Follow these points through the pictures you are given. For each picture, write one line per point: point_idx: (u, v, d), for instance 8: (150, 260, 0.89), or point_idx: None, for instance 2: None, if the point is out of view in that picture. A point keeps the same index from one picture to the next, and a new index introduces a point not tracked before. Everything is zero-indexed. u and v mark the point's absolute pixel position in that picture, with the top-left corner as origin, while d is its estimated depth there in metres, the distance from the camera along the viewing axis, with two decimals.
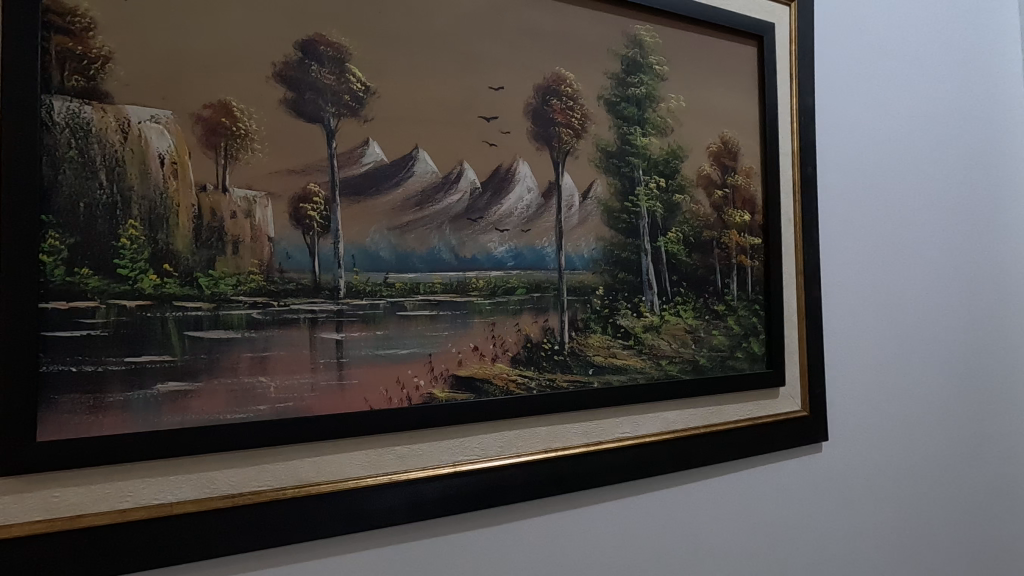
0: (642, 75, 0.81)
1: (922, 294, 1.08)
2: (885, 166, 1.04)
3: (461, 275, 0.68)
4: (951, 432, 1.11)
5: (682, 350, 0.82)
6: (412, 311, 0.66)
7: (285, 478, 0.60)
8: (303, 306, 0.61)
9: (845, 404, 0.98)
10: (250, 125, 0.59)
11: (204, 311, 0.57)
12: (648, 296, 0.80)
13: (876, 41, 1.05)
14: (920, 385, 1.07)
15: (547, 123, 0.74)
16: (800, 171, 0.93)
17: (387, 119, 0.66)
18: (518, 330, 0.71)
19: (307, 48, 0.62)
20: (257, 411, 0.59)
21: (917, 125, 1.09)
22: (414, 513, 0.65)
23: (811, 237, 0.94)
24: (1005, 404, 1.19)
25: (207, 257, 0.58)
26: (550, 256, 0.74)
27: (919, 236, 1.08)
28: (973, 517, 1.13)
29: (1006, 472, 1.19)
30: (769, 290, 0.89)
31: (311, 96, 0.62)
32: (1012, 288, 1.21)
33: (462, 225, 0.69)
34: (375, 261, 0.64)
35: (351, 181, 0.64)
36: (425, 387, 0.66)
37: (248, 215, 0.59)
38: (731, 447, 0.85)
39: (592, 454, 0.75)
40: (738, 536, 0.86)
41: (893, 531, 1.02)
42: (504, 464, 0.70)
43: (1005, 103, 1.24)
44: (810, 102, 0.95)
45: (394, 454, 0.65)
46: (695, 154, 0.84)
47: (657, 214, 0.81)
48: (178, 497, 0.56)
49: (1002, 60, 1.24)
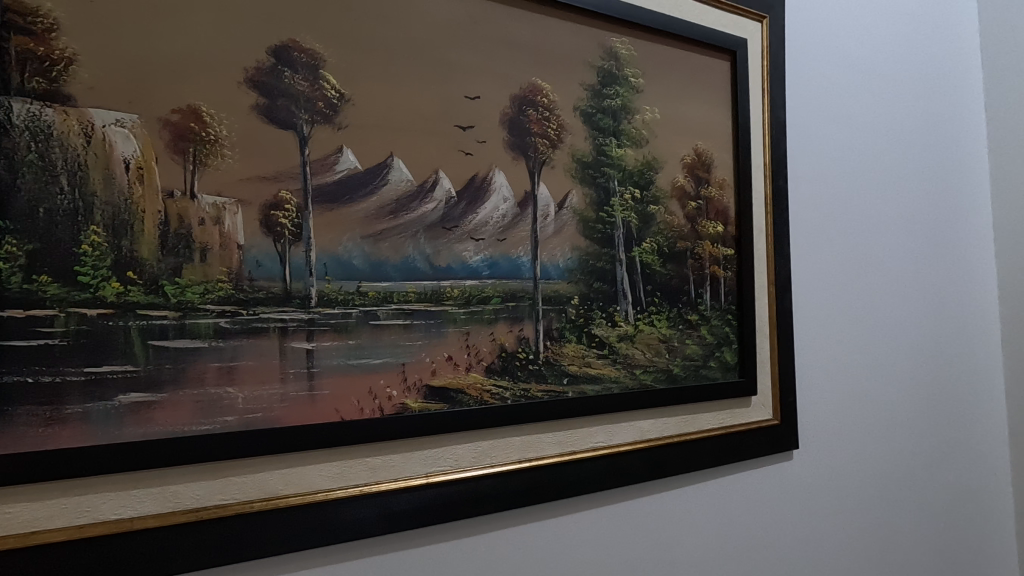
0: (617, 86, 0.82)
1: (889, 305, 1.10)
2: (854, 179, 1.07)
3: (435, 284, 0.68)
4: (917, 440, 1.13)
5: (656, 359, 0.83)
6: (385, 320, 0.65)
7: (252, 491, 0.59)
8: (273, 315, 0.60)
9: (815, 412, 1.00)
10: (220, 131, 0.58)
11: (169, 320, 0.56)
12: (623, 305, 0.80)
13: (846, 59, 1.08)
14: (887, 393, 1.09)
15: (523, 133, 0.74)
16: (772, 184, 0.95)
17: (361, 127, 0.65)
18: (493, 339, 0.71)
19: (280, 53, 0.61)
20: (224, 423, 0.57)
21: (885, 139, 1.12)
22: (386, 525, 0.64)
23: (782, 248, 0.96)
24: (968, 411, 1.22)
25: (174, 264, 0.56)
26: (525, 266, 0.74)
27: (887, 248, 1.11)
28: (938, 523, 1.16)
29: (969, 478, 1.22)
30: (742, 300, 0.90)
31: (284, 102, 0.61)
32: (974, 298, 1.25)
33: (437, 234, 0.68)
34: (348, 270, 0.64)
35: (325, 189, 0.63)
36: (397, 397, 0.65)
37: (217, 222, 0.58)
38: (703, 455, 0.86)
39: (566, 464, 0.75)
40: (711, 544, 0.87)
41: (861, 536, 1.04)
42: (477, 475, 0.69)
43: (967, 119, 1.28)
44: (781, 116, 0.97)
45: (365, 465, 0.64)
46: (670, 166, 0.86)
47: (631, 224, 0.82)
48: (139, 512, 0.54)
49: (964, 79, 1.28)
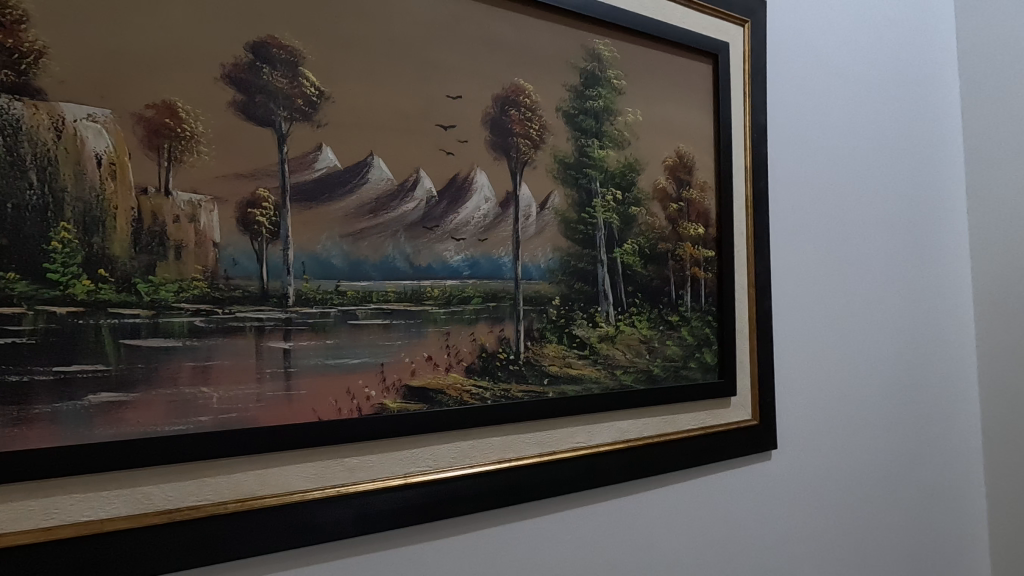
0: (600, 88, 0.82)
1: (867, 306, 1.12)
2: (832, 182, 1.09)
3: (415, 284, 0.68)
4: (892, 440, 1.15)
5: (637, 360, 0.83)
6: (364, 319, 0.65)
7: (226, 492, 0.58)
8: (249, 314, 0.59)
9: (793, 413, 1.01)
10: (196, 127, 0.58)
11: (142, 318, 0.55)
12: (604, 306, 0.81)
13: (826, 64, 1.09)
14: (864, 394, 1.11)
15: (504, 133, 0.74)
16: (753, 186, 0.96)
17: (341, 125, 0.65)
18: (473, 339, 0.71)
19: (259, 50, 0.61)
20: (198, 423, 0.57)
21: (864, 144, 1.14)
22: (363, 526, 0.64)
23: (762, 251, 0.97)
24: (942, 411, 1.25)
25: (147, 262, 0.55)
26: (506, 266, 0.74)
27: (865, 251, 1.13)
28: (913, 522, 1.18)
29: (943, 478, 1.24)
30: (721, 301, 0.91)
31: (263, 99, 0.61)
32: (948, 300, 1.28)
33: (417, 233, 0.68)
34: (327, 269, 0.63)
35: (303, 187, 0.62)
36: (376, 397, 0.65)
37: (192, 220, 0.57)
38: (683, 455, 0.87)
39: (545, 464, 0.75)
40: (689, 543, 0.88)
41: (837, 534, 1.06)
42: (456, 475, 0.69)
43: (944, 125, 1.30)
44: (762, 120, 0.98)
45: (343, 466, 0.64)
46: (652, 168, 0.86)
47: (613, 226, 0.82)
48: (110, 513, 0.54)
49: (942, 86, 1.31)
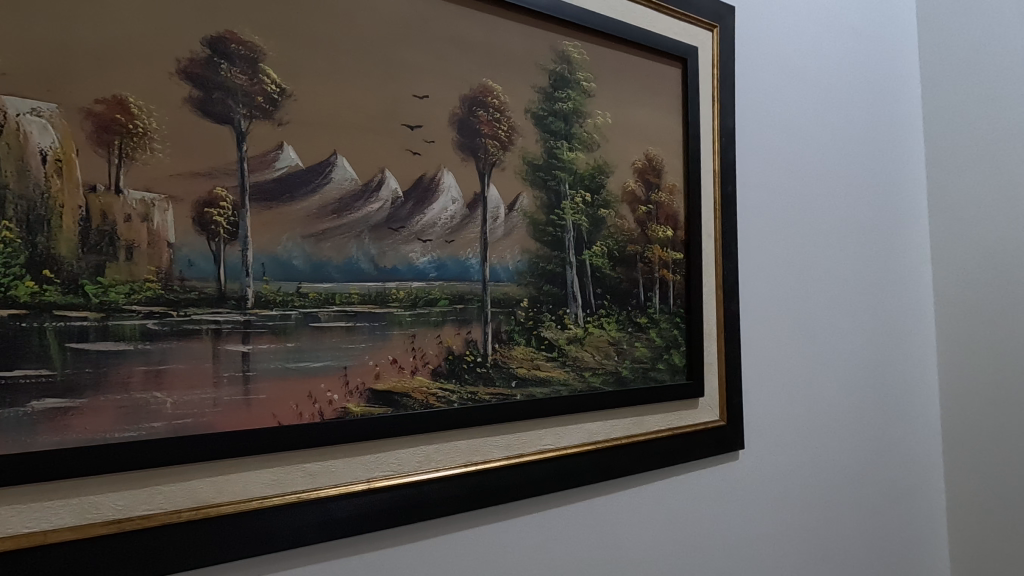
0: (569, 90, 0.82)
1: (832, 308, 1.14)
2: (798, 186, 1.11)
3: (380, 285, 0.67)
4: (856, 438, 1.18)
5: (605, 361, 0.84)
6: (326, 322, 0.63)
7: (179, 500, 0.56)
8: (206, 317, 0.58)
9: (759, 413, 1.03)
10: (149, 123, 0.56)
11: (90, 321, 0.53)
12: (573, 308, 0.81)
13: (793, 71, 1.11)
14: (829, 393, 1.13)
15: (472, 134, 0.74)
16: (721, 189, 0.97)
17: (303, 124, 0.63)
18: (440, 342, 0.70)
19: (216, 45, 0.59)
20: (150, 429, 0.55)
21: (829, 151, 1.16)
22: (324, 533, 0.63)
23: (730, 253, 0.98)
24: (904, 411, 1.28)
25: (96, 262, 0.53)
26: (474, 268, 0.73)
27: (830, 253, 1.15)
28: (875, 519, 1.21)
29: (904, 475, 1.27)
30: (690, 303, 0.92)
31: (220, 95, 0.59)
32: (910, 302, 1.31)
33: (383, 234, 0.67)
34: (288, 270, 0.62)
35: (263, 187, 0.61)
36: (338, 401, 0.64)
37: (145, 219, 0.56)
38: (650, 457, 0.87)
39: (513, 467, 0.75)
40: (657, 544, 0.89)
41: (802, 532, 1.08)
42: (421, 479, 0.68)
43: (907, 132, 1.34)
44: (731, 124, 0.99)
45: (304, 472, 0.62)
46: (621, 171, 0.86)
47: (582, 228, 0.82)
48: (54, 524, 0.52)
49: (904, 94, 1.34)
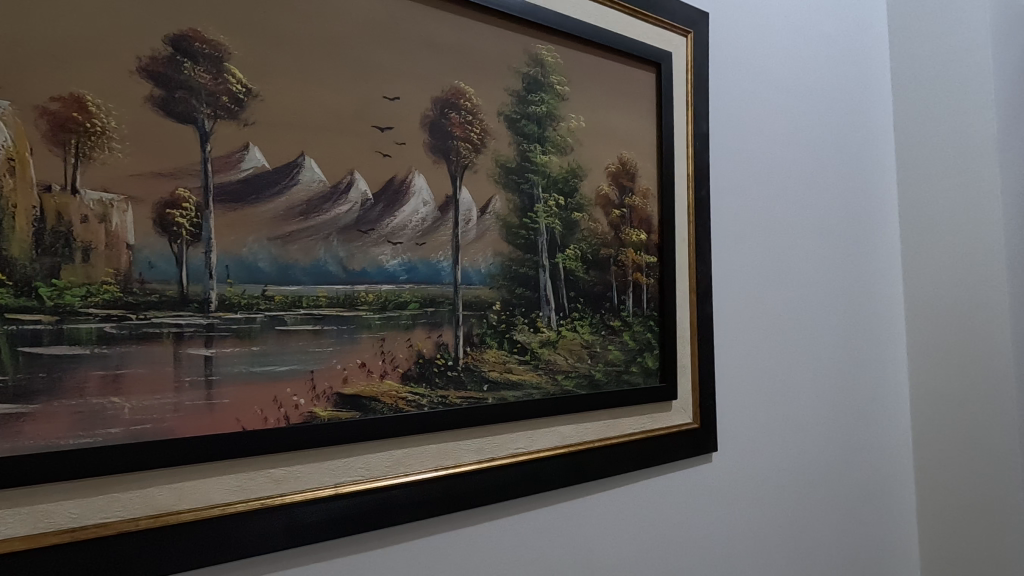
0: (543, 93, 0.82)
1: (804, 311, 1.16)
2: (772, 190, 1.12)
3: (349, 288, 0.66)
4: (827, 439, 1.20)
5: (579, 364, 0.84)
6: (293, 325, 0.63)
7: (137, 507, 0.55)
8: (167, 320, 0.57)
9: (732, 415, 1.04)
10: (108, 122, 0.55)
11: (44, 325, 0.52)
12: (546, 311, 0.81)
13: (766, 76, 1.13)
14: (801, 395, 1.15)
15: (444, 136, 0.73)
16: (694, 193, 0.98)
17: (269, 124, 0.62)
18: (410, 345, 0.70)
19: (179, 43, 0.58)
20: (107, 435, 0.54)
21: (802, 155, 1.18)
22: (290, 539, 0.62)
23: (704, 256, 0.99)
24: (875, 411, 1.30)
25: (51, 264, 0.52)
26: (445, 271, 0.73)
27: (803, 256, 1.17)
28: (846, 518, 1.22)
29: (875, 475, 1.29)
30: (663, 306, 0.92)
31: (183, 95, 0.58)
32: (881, 305, 1.33)
33: (352, 236, 0.66)
34: (253, 272, 0.61)
35: (227, 187, 0.60)
36: (305, 405, 0.63)
37: (103, 220, 0.54)
38: (623, 459, 0.87)
39: (484, 471, 0.75)
40: (630, 546, 0.89)
41: (774, 533, 1.09)
42: (390, 484, 0.68)
43: (877, 138, 1.36)
44: (705, 128, 1.00)
45: (269, 478, 0.61)
46: (594, 174, 0.87)
47: (555, 231, 0.82)
48: (4, 534, 0.50)
49: (876, 98, 1.37)
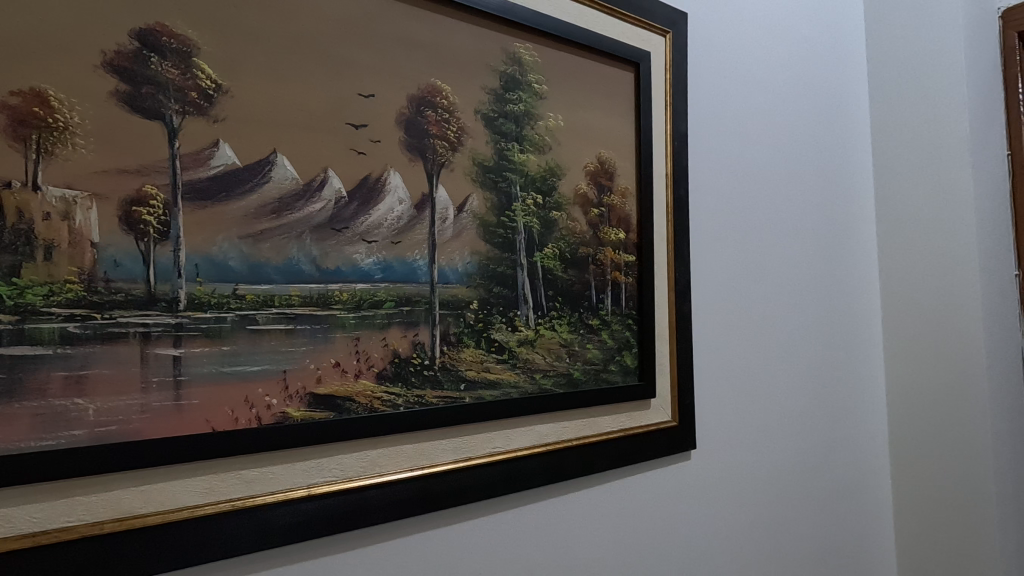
0: (520, 92, 0.82)
1: (782, 310, 1.17)
2: (750, 190, 1.13)
3: (322, 287, 0.65)
4: (805, 436, 1.21)
5: (557, 363, 0.84)
6: (265, 325, 0.62)
7: (101, 510, 0.54)
8: (133, 319, 0.55)
9: (711, 414, 1.04)
10: (71, 117, 0.53)
11: (4, 325, 0.50)
12: (524, 310, 0.81)
13: (745, 77, 1.14)
14: (779, 393, 1.16)
15: (420, 134, 0.73)
16: (673, 193, 0.98)
17: (239, 121, 0.61)
18: (385, 345, 0.69)
19: (145, 37, 0.57)
20: (70, 438, 0.53)
21: (780, 155, 1.19)
22: (261, 541, 0.61)
23: (683, 255, 0.99)
24: (852, 408, 1.32)
25: (11, 262, 0.51)
26: (421, 270, 0.72)
27: (781, 255, 1.18)
28: (823, 514, 1.24)
29: (852, 472, 1.31)
30: (642, 305, 0.92)
31: (150, 90, 0.57)
32: (858, 304, 1.35)
33: (325, 234, 0.66)
34: (223, 271, 0.60)
35: (196, 184, 0.59)
36: (277, 406, 0.62)
37: (66, 217, 0.53)
38: (601, 458, 0.88)
39: (460, 471, 0.74)
40: (608, 545, 0.89)
41: (752, 531, 1.10)
42: (365, 485, 0.67)
43: (854, 138, 1.38)
44: (683, 128, 1.00)
45: (240, 479, 0.61)
46: (572, 173, 0.87)
47: (533, 230, 0.82)
48: None
49: (853, 98, 1.39)
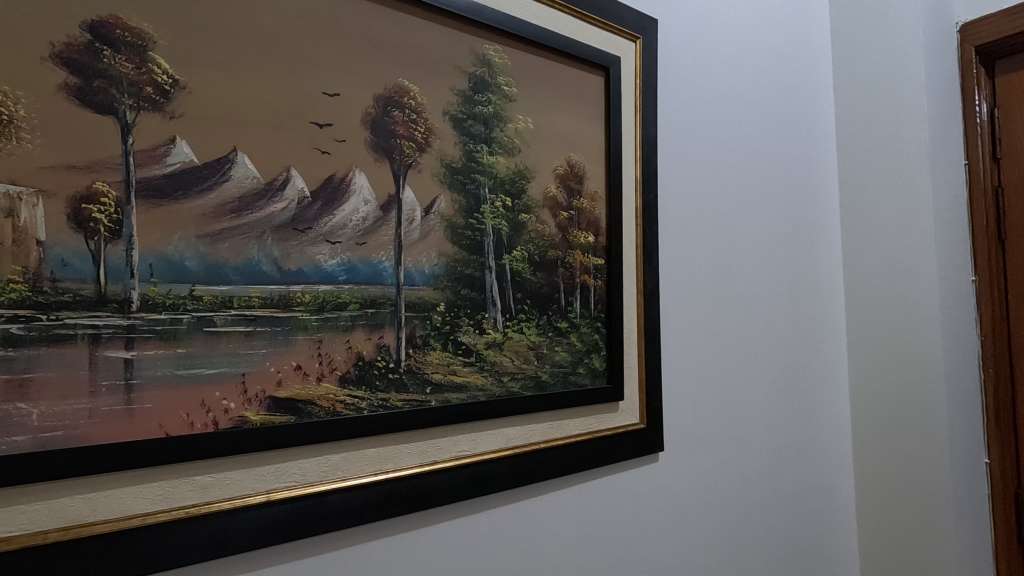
0: (489, 94, 0.82)
1: (749, 313, 1.19)
2: (718, 196, 1.15)
3: (283, 289, 0.64)
4: (770, 437, 1.23)
5: (525, 366, 0.84)
6: (223, 327, 0.60)
7: (45, 519, 0.52)
8: (81, 321, 0.54)
9: (678, 416, 1.05)
10: (16, 110, 0.52)
11: None
12: (492, 313, 0.81)
13: (715, 85, 1.16)
14: (746, 396, 1.18)
15: (387, 135, 0.72)
16: (642, 197, 0.99)
17: (198, 118, 0.60)
18: (349, 347, 0.68)
19: (97, 30, 0.55)
20: (13, 443, 0.51)
21: (748, 162, 1.22)
22: (217, 548, 0.59)
23: (651, 258, 1.00)
24: (816, 409, 1.35)
25: None
26: (387, 271, 0.71)
27: (748, 260, 1.20)
28: (789, 514, 1.26)
29: (816, 472, 1.34)
30: (610, 308, 0.93)
31: (102, 84, 0.55)
32: (823, 306, 1.38)
33: (287, 234, 0.65)
34: (179, 271, 0.58)
35: (151, 182, 0.57)
36: (235, 410, 0.61)
37: (10, 214, 0.51)
38: (569, 460, 0.88)
39: (426, 475, 0.74)
40: (574, 547, 0.89)
41: (717, 531, 1.11)
42: (326, 490, 0.66)
43: (820, 144, 1.42)
44: (653, 133, 1.01)
45: (195, 485, 0.59)
46: (542, 176, 0.87)
47: (502, 232, 0.82)
48: None
49: (819, 107, 1.42)
